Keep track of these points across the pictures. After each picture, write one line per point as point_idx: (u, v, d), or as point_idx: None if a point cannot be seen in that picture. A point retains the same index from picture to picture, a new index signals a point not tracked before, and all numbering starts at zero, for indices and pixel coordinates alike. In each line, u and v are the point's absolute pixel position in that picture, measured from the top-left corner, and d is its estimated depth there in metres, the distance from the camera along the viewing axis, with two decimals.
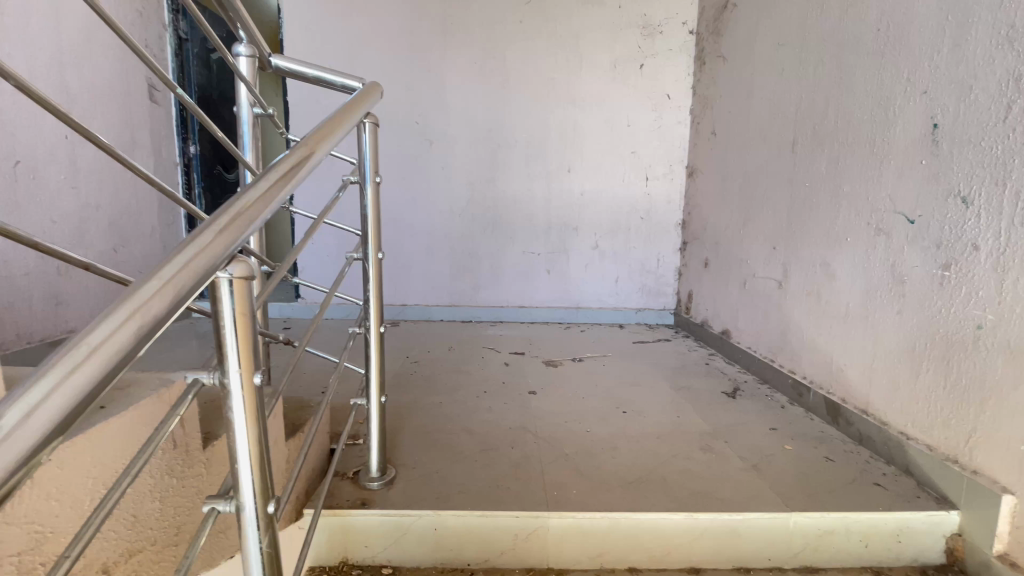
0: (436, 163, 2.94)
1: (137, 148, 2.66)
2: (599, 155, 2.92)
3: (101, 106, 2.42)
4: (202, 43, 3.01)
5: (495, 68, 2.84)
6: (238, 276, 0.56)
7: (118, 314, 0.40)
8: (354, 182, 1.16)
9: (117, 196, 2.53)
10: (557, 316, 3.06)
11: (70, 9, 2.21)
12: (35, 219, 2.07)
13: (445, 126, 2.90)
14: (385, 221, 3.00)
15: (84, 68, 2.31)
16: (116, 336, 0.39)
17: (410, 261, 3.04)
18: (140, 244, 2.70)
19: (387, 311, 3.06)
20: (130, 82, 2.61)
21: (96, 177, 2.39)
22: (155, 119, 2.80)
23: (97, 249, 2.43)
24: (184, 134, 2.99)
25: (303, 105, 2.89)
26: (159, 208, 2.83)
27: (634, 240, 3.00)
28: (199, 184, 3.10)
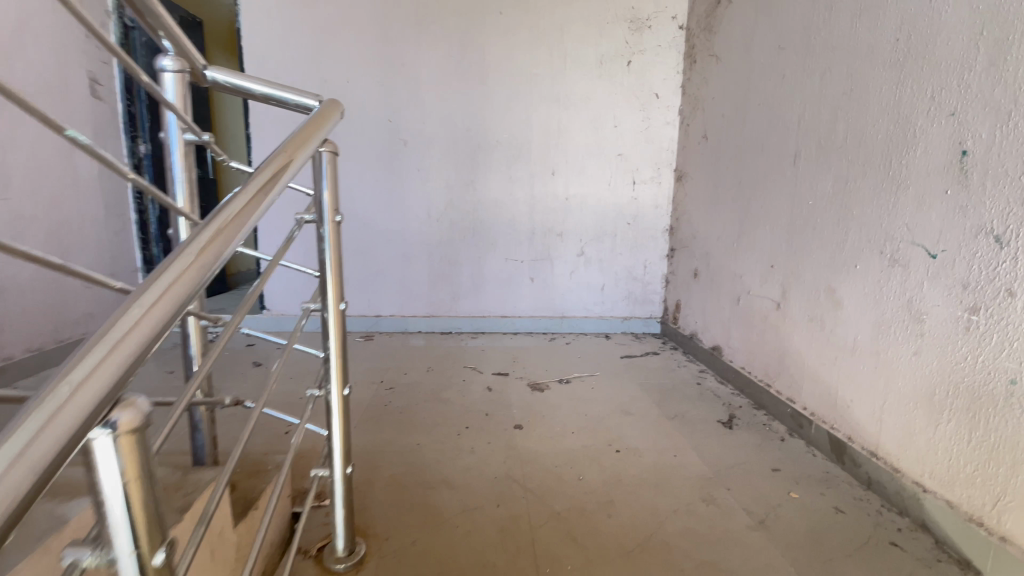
0: (410, 164, 2.74)
1: (78, 151, 2.39)
2: (584, 157, 2.76)
3: (35, 105, 2.15)
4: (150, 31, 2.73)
5: (474, 63, 2.64)
6: (124, 427, 0.38)
7: (97, 349, 0.37)
8: (309, 221, 0.97)
9: (55, 205, 2.26)
10: (540, 326, 2.92)
11: None
12: None
13: (420, 125, 2.70)
14: (357, 227, 2.80)
15: (10, 61, 2.03)
16: (98, 373, 0.36)
17: (383, 270, 2.85)
18: (85, 257, 2.44)
19: (360, 322, 2.87)
20: (69, 77, 2.33)
21: (29, 185, 2.13)
22: (98, 117, 2.52)
23: (33, 265, 2.17)
24: (133, 132, 2.70)
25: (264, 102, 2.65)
26: (105, 215, 2.57)
27: (621, 246, 2.86)
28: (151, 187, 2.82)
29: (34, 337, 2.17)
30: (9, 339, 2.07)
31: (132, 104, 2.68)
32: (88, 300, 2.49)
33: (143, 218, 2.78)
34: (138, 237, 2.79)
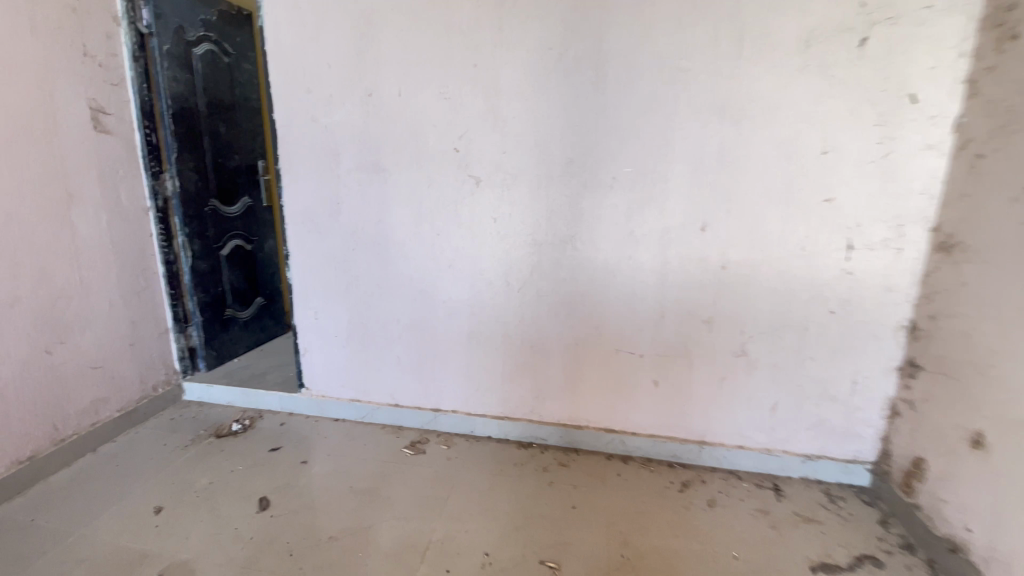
0: (483, 210, 1.85)
1: (80, 205, 1.83)
2: (760, 205, 1.66)
3: (10, 153, 1.58)
4: (177, 37, 2.11)
5: (586, 57, 1.66)
6: None
7: None
8: None
9: (48, 277, 1.75)
10: (665, 452, 1.92)
11: None
12: None
13: (499, 154, 1.79)
14: (412, 294, 2.02)
15: None
16: None
17: (445, 352, 2.05)
18: (98, 333, 1.96)
19: (414, 416, 2.15)
20: (73, 111, 1.77)
21: (11, 262, 1.63)
22: (109, 155, 1.93)
23: (17, 360, 1.68)
24: (157, 167, 2.10)
25: (296, 126, 1.92)
26: (125, 275, 2.06)
27: (817, 348, 1.72)
28: (182, 231, 2.25)
29: (21, 446, 1.72)
30: None
31: (153, 133, 2.07)
32: (104, 383, 2.01)
33: (172, 268, 2.25)
34: (167, 291, 2.27)
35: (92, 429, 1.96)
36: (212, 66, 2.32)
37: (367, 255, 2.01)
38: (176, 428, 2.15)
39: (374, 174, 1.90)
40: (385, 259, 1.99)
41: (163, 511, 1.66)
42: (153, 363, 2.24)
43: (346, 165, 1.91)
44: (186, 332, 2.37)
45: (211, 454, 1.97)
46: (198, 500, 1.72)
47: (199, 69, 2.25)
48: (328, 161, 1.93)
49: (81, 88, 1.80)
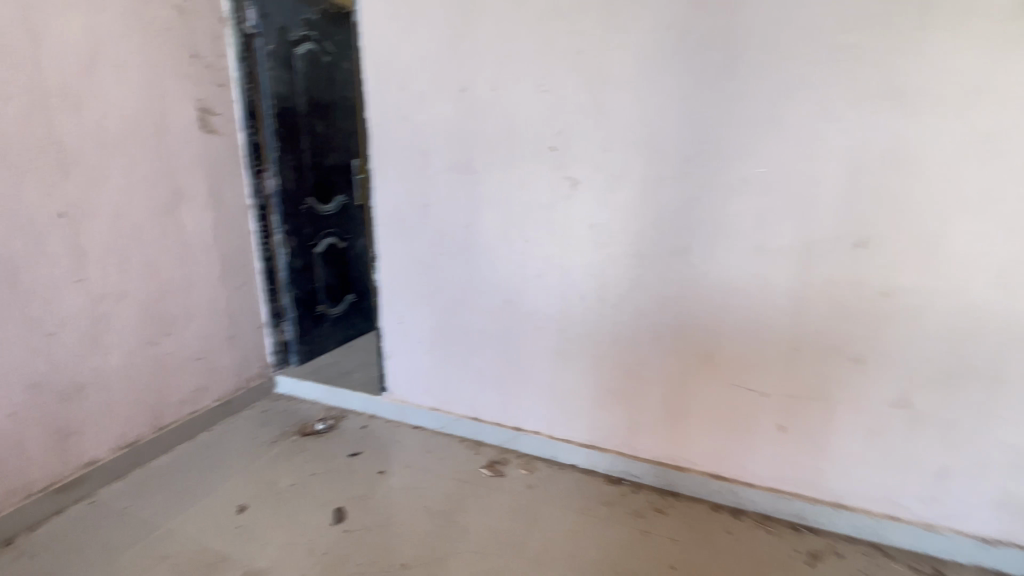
0: (581, 216, 1.64)
1: (187, 203, 1.90)
2: (942, 219, 1.29)
3: (121, 154, 1.66)
4: (280, 37, 2.13)
5: (713, 36, 1.39)
6: None
7: None
8: None
9: (154, 272, 1.83)
10: (787, 510, 1.60)
11: (61, 24, 1.47)
12: (12, 343, 1.47)
13: (601, 153, 1.57)
14: (499, 303, 1.86)
15: (94, 108, 1.57)
16: None
17: (531, 368, 1.88)
18: (199, 326, 2.04)
19: (495, 433, 2.00)
20: (180, 112, 1.83)
21: (121, 257, 1.71)
22: (214, 155, 1.98)
23: (124, 350, 1.77)
24: (259, 165, 2.14)
25: (387, 124, 1.83)
26: (226, 271, 2.12)
27: (1014, 404, 1.32)
28: (280, 228, 2.28)
29: (126, 431, 1.82)
30: (94, 439, 1.72)
31: (256, 131, 2.10)
32: (204, 374, 2.09)
33: (270, 265, 2.30)
34: (265, 286, 2.32)
35: (191, 417, 2.04)
36: (312, 65, 2.32)
37: (455, 260, 1.88)
38: (267, 422, 2.19)
39: (464, 174, 1.76)
40: (472, 264, 1.86)
41: (245, 511, 1.67)
42: (249, 356, 2.31)
43: (436, 164, 1.79)
44: (280, 326, 2.40)
45: (294, 454, 1.97)
46: (278, 503, 1.70)
47: (300, 67, 2.25)
48: (418, 160, 1.82)
49: (188, 90, 1.85)
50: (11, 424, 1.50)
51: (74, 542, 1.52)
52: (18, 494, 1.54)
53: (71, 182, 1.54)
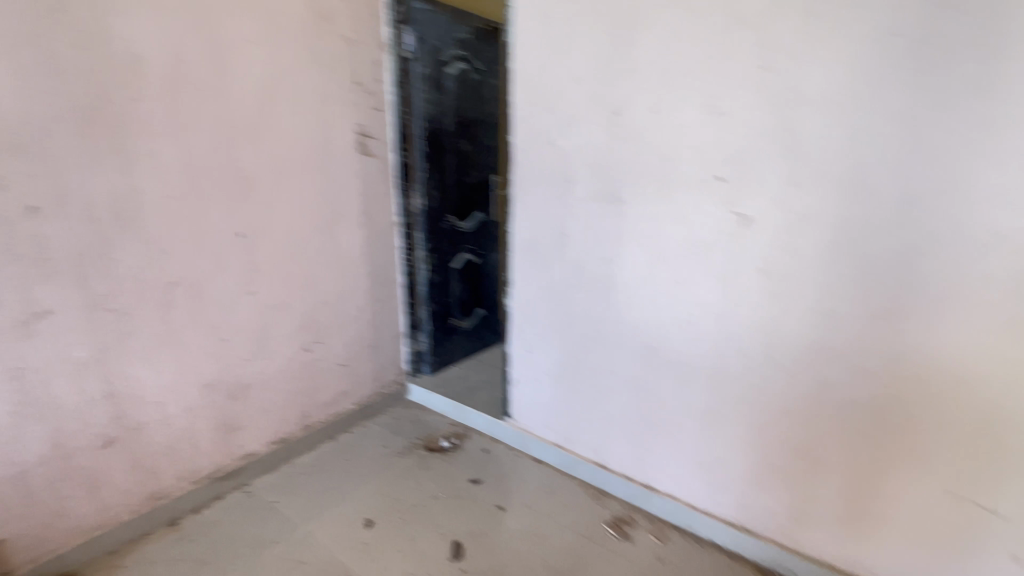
0: (749, 261, 1.39)
1: (342, 222, 2.01)
2: None
3: (291, 178, 1.79)
4: (434, 59, 2.17)
5: (959, 48, 1.05)
6: None
7: None
8: None
9: (312, 286, 1.96)
10: None
11: (247, 62, 1.61)
12: (196, 347, 1.66)
13: (783, 188, 1.30)
14: (638, 348, 1.67)
15: (269, 139, 1.71)
16: None
17: (671, 424, 1.65)
18: (345, 336, 2.15)
19: (623, 486, 1.82)
20: (341, 137, 1.94)
21: (285, 273, 1.85)
22: (368, 176, 2.08)
23: (283, 356, 1.93)
24: (406, 185, 2.20)
25: (531, 148, 1.74)
26: (371, 284, 2.22)
27: None
28: (421, 245, 2.33)
29: (278, 428, 1.99)
30: (253, 434, 1.90)
31: (406, 153, 2.16)
32: (345, 380, 2.21)
33: (410, 279, 2.36)
34: (404, 299, 2.39)
35: (331, 419, 2.18)
36: (461, 84, 2.33)
37: (592, 296, 1.73)
38: (397, 430, 2.25)
39: (609, 205, 1.60)
40: (611, 303, 1.69)
41: (372, 526, 1.72)
42: (385, 363, 2.39)
43: (580, 193, 1.66)
44: (415, 337, 2.46)
45: (418, 471, 2.00)
46: (401, 524, 1.73)
47: (451, 87, 2.28)
48: (560, 187, 1.70)
49: (348, 116, 1.95)
50: (190, 416, 1.70)
51: (228, 530, 1.69)
52: (188, 480, 1.75)
53: (250, 205, 1.70)
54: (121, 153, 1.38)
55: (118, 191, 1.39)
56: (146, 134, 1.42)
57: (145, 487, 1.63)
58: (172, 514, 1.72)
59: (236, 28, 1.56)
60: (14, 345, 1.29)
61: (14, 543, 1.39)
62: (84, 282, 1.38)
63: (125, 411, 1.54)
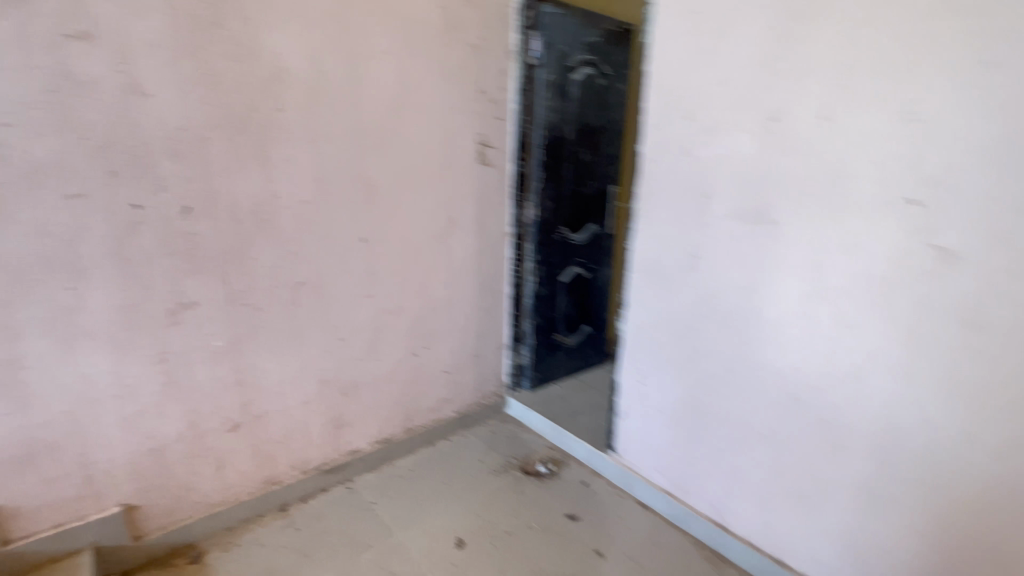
0: (944, 309, 1.10)
1: (455, 230, 1.99)
2: None
3: (411, 185, 1.80)
4: (560, 65, 2.08)
5: None
6: None
7: None
8: None
9: (423, 292, 1.96)
10: None
11: (380, 71, 1.64)
12: (315, 345, 1.71)
13: (1006, 221, 1.00)
14: (777, 397, 1.42)
15: (393, 146, 1.73)
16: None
17: (815, 493, 1.38)
18: (451, 344, 2.12)
19: (745, 553, 1.57)
20: (461, 145, 1.91)
21: (398, 278, 1.87)
22: (484, 184, 2.04)
23: (392, 359, 1.94)
24: (521, 195, 2.13)
25: (663, 159, 1.56)
26: (479, 293, 2.17)
27: None
28: (532, 256, 2.25)
29: (382, 429, 1.99)
30: (360, 434, 1.92)
31: (524, 162, 2.09)
32: (448, 389, 2.18)
33: (518, 291, 2.28)
34: (510, 311, 2.32)
35: (432, 426, 2.15)
36: (586, 91, 2.22)
37: (723, 331, 1.51)
38: (494, 446, 2.17)
39: (754, 228, 1.38)
40: (748, 341, 1.45)
41: (462, 547, 1.66)
42: (487, 375, 2.33)
43: (719, 212, 1.45)
44: (518, 351, 2.38)
45: (513, 494, 1.90)
46: (493, 551, 1.64)
47: (575, 94, 2.17)
48: (694, 205, 1.50)
49: (470, 124, 1.92)
50: (305, 410, 1.75)
51: (327, 527, 1.70)
52: (298, 470, 1.78)
53: (372, 210, 1.73)
54: (262, 158, 1.46)
55: (258, 194, 1.48)
56: (286, 141, 1.49)
57: (259, 473, 1.69)
58: (281, 501, 1.76)
59: (371, 39, 1.60)
60: (165, 331, 1.40)
61: (149, 509, 1.47)
62: (225, 277, 1.47)
63: (250, 399, 1.60)
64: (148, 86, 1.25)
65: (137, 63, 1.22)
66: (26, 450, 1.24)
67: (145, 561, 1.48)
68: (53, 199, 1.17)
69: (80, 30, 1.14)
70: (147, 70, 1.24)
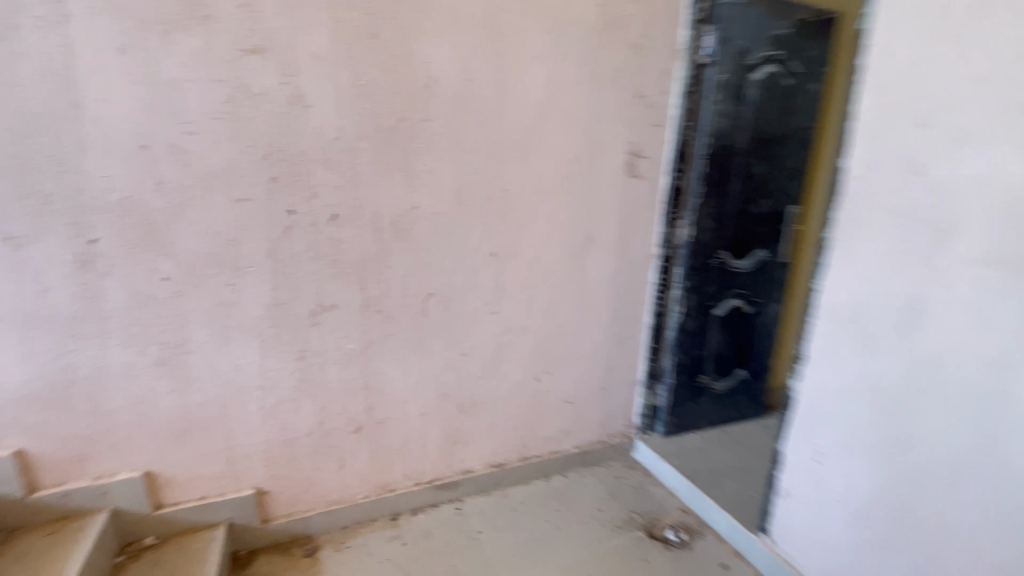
0: None
1: (594, 249, 1.80)
2: None
3: (550, 198, 1.67)
4: (736, 63, 1.77)
5: None
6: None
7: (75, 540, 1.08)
8: None
9: (553, 314, 1.81)
10: None
11: (528, 76, 1.53)
12: (438, 359, 1.66)
13: None
14: None
15: (535, 156, 1.61)
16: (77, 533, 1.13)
17: None
18: (577, 372, 1.93)
19: None
20: (609, 155, 1.72)
21: (528, 296, 1.74)
22: (633, 200, 1.81)
23: (514, 381, 1.82)
24: (674, 213, 1.86)
25: (875, 179, 1.18)
26: (615, 320, 1.95)
27: None
28: (681, 284, 1.95)
29: (497, 453, 1.88)
30: (474, 454, 1.84)
31: (681, 175, 1.82)
32: (569, 420, 1.99)
33: (660, 321, 2.00)
34: (648, 344, 2.03)
35: (549, 457, 1.98)
36: (767, 93, 1.87)
37: (953, 420, 1.08)
38: (615, 495, 1.92)
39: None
40: (996, 441, 1.01)
41: None
42: (617, 411, 2.09)
43: (961, 254, 1.04)
44: (654, 389, 2.09)
45: (632, 559, 1.64)
46: None
47: (752, 97, 1.84)
48: (920, 241, 1.11)
49: (622, 131, 1.71)
50: (422, 422, 1.71)
51: (431, 547, 1.63)
52: (411, 481, 1.75)
53: (507, 224, 1.63)
54: (405, 167, 1.44)
55: (399, 203, 1.47)
56: (428, 149, 1.46)
57: (376, 478, 1.69)
58: (393, 510, 1.74)
59: (524, 42, 1.50)
60: (306, 331, 1.45)
61: (277, 496, 1.55)
62: (361, 283, 1.48)
63: (372, 404, 1.61)
64: (309, 96, 1.29)
65: (301, 75, 1.27)
66: (183, 425, 1.36)
67: (270, 544, 1.57)
68: (224, 202, 1.27)
69: (256, 45, 1.22)
70: (309, 81, 1.28)
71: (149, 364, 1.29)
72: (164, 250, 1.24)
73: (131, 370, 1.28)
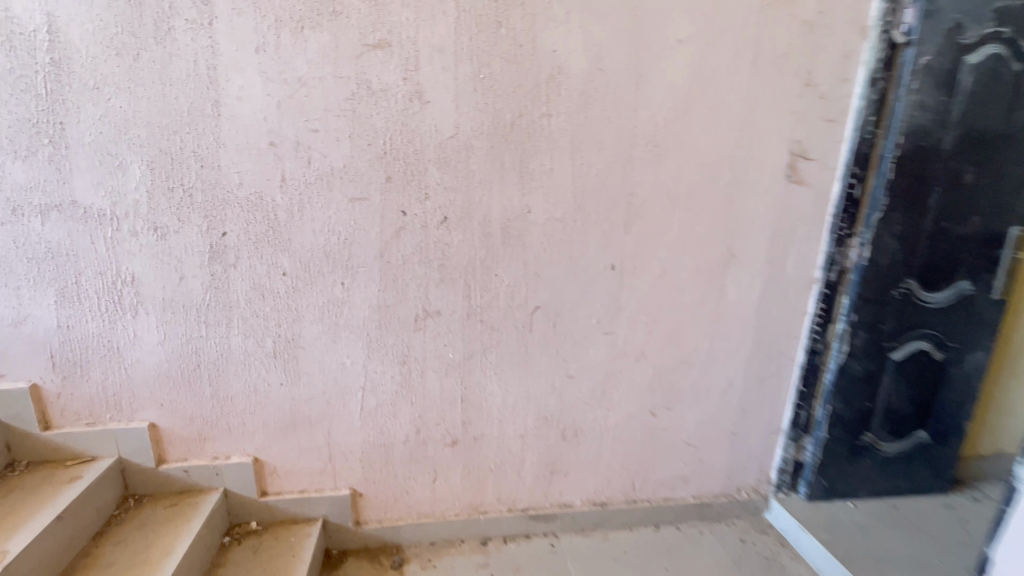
0: None
1: (735, 268, 1.53)
2: None
3: (684, 207, 1.44)
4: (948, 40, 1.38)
5: None
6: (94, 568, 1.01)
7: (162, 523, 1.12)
8: None
9: (677, 340, 1.57)
10: None
11: (669, 65, 1.32)
12: (542, 378, 1.52)
13: None
14: None
15: (670, 157, 1.39)
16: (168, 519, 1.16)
17: None
18: (703, 410, 1.66)
19: None
20: (762, 158, 1.44)
21: (649, 317, 1.53)
22: (789, 212, 1.50)
23: (626, 412, 1.61)
24: (844, 230, 1.52)
25: None
26: (755, 354, 1.64)
27: None
28: (846, 317, 1.59)
29: (600, 489, 1.69)
30: (574, 487, 1.67)
31: (857, 184, 1.47)
32: (689, 463, 1.72)
33: (815, 360, 1.65)
34: (797, 386, 1.69)
35: (660, 503, 1.73)
36: (993, 76, 1.42)
37: None
38: (741, 564, 1.61)
39: None
40: None
41: None
42: (747, 462, 1.76)
43: None
44: (799, 441, 1.73)
45: None
46: None
47: (969, 82, 1.42)
48: None
49: (782, 130, 1.42)
50: (520, 444, 1.58)
51: None
52: (504, 505, 1.64)
53: (631, 235, 1.44)
54: (520, 168, 1.33)
55: (512, 208, 1.36)
56: (548, 149, 1.33)
57: (469, 497, 1.60)
58: (483, 534, 1.64)
59: (665, 26, 1.30)
60: (409, 335, 1.40)
61: (371, 500, 1.53)
62: (467, 291, 1.40)
63: (470, 419, 1.52)
64: (428, 93, 1.24)
65: (422, 70, 1.22)
66: (291, 418, 1.40)
67: (361, 547, 1.55)
68: (341, 201, 1.26)
69: (381, 40, 1.19)
70: (428, 78, 1.23)
71: (266, 355, 1.34)
72: (284, 246, 1.27)
73: (248, 359, 1.33)
